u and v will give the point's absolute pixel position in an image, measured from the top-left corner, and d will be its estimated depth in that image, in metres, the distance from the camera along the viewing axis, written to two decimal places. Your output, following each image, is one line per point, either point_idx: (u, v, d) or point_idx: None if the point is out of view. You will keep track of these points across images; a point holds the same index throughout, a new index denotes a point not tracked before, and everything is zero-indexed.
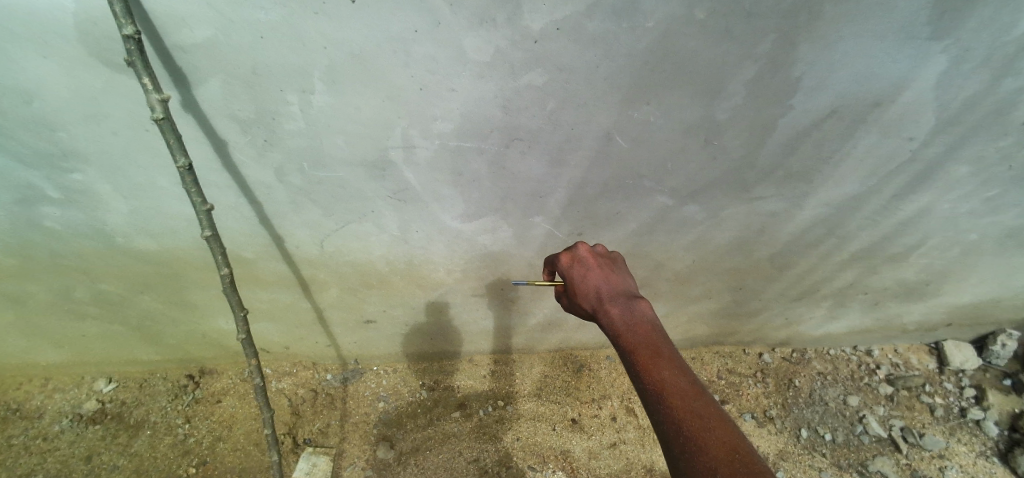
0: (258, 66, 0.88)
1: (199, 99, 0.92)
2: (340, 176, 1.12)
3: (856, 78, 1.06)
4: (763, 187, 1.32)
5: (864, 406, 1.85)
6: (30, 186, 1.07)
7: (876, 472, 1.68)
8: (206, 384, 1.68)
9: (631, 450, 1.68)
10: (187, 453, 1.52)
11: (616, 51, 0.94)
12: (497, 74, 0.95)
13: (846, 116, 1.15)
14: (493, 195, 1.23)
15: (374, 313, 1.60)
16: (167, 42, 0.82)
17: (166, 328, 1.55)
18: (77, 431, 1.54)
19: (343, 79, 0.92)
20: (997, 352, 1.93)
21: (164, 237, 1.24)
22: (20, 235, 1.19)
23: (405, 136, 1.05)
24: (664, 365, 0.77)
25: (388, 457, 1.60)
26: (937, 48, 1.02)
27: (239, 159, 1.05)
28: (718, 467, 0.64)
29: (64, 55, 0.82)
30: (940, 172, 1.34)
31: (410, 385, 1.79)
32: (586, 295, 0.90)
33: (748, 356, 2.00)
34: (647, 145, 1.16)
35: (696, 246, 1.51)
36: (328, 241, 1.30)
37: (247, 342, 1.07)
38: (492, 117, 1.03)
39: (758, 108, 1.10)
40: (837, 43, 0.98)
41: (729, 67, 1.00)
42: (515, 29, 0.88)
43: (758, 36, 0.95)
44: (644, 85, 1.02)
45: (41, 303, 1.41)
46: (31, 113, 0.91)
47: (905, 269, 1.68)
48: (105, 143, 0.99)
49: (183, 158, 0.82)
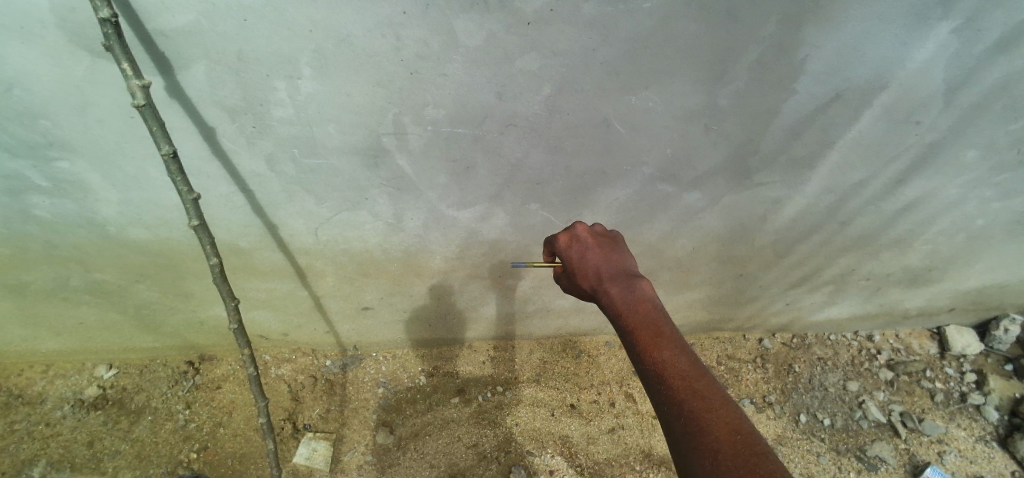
0: (244, 52, 0.84)
1: (184, 87, 0.89)
2: (333, 164, 1.09)
3: (863, 62, 1.03)
4: (766, 174, 1.29)
5: (864, 391, 1.84)
6: (17, 176, 1.04)
7: (874, 456, 1.68)
8: (205, 370, 1.70)
9: (630, 435, 1.69)
10: (187, 439, 1.54)
11: (615, 35, 0.91)
12: (492, 58, 0.92)
13: (852, 101, 1.11)
14: (488, 184, 1.21)
15: (373, 301, 1.59)
16: (148, 28, 0.79)
17: (165, 316, 1.55)
18: (79, 416, 1.56)
19: (332, 64, 0.89)
20: (999, 337, 1.91)
21: (157, 227, 1.22)
22: (11, 225, 1.18)
23: (397, 123, 1.02)
24: (665, 345, 0.75)
25: (388, 442, 1.62)
26: (949, 28, 0.98)
27: (228, 148, 1.02)
28: (721, 448, 0.62)
29: (44, 42, 0.79)
30: (946, 157, 1.31)
31: (409, 371, 1.79)
32: (586, 276, 0.88)
33: (749, 342, 1.99)
34: (646, 132, 1.12)
35: (696, 233, 1.48)
36: (323, 230, 1.28)
37: (240, 333, 1.07)
38: (487, 104, 1.00)
39: (762, 93, 1.07)
40: (845, 25, 0.94)
41: (732, 50, 0.96)
42: (511, 12, 0.84)
43: (761, 19, 0.91)
44: (643, 70, 0.98)
45: (38, 292, 1.41)
46: (12, 102, 0.88)
47: (909, 256, 1.65)
48: (91, 133, 0.97)
49: (167, 145, 0.80)
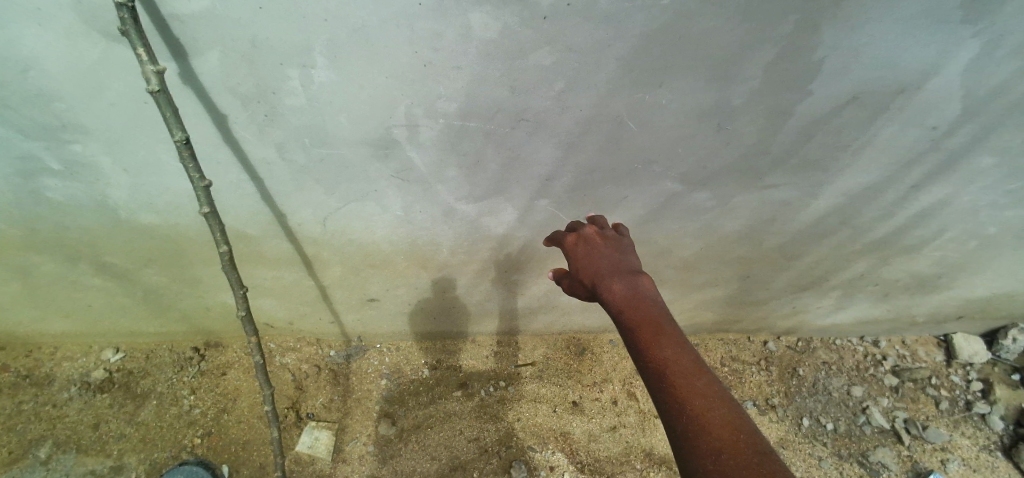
0: (257, 39, 0.84)
1: (197, 72, 0.89)
2: (343, 154, 1.09)
3: (880, 64, 1.01)
4: (776, 175, 1.28)
5: (868, 397, 1.84)
6: (30, 158, 1.05)
7: (876, 462, 1.69)
8: (210, 357, 1.71)
9: (632, 434, 1.70)
10: (193, 424, 1.57)
11: (630, 31, 0.90)
12: (505, 51, 0.91)
13: (867, 104, 1.10)
14: (497, 179, 1.20)
15: (377, 292, 1.59)
16: (164, 13, 0.79)
17: (172, 302, 1.56)
18: (85, 398, 1.58)
19: (345, 54, 0.88)
20: (1007, 346, 1.88)
21: (167, 212, 1.23)
22: (22, 206, 1.18)
23: (408, 115, 1.01)
24: (666, 342, 0.74)
25: (390, 433, 1.63)
26: (970, 32, 0.96)
27: (239, 135, 1.02)
28: (722, 448, 0.62)
29: (60, 25, 0.79)
30: (961, 163, 1.29)
31: (413, 363, 1.79)
32: (589, 271, 0.86)
33: (754, 344, 1.97)
34: (658, 129, 1.12)
35: (704, 233, 1.47)
36: (331, 220, 1.29)
37: (248, 320, 1.08)
38: (498, 97, 1.00)
39: (775, 93, 1.05)
40: (864, 26, 0.92)
41: (748, 49, 0.95)
42: (525, 6, 0.83)
43: (778, 18, 0.90)
44: (657, 67, 0.97)
45: (46, 274, 1.42)
46: (26, 85, 0.89)
47: (917, 261, 1.64)
48: (104, 117, 0.97)
49: (180, 132, 0.81)
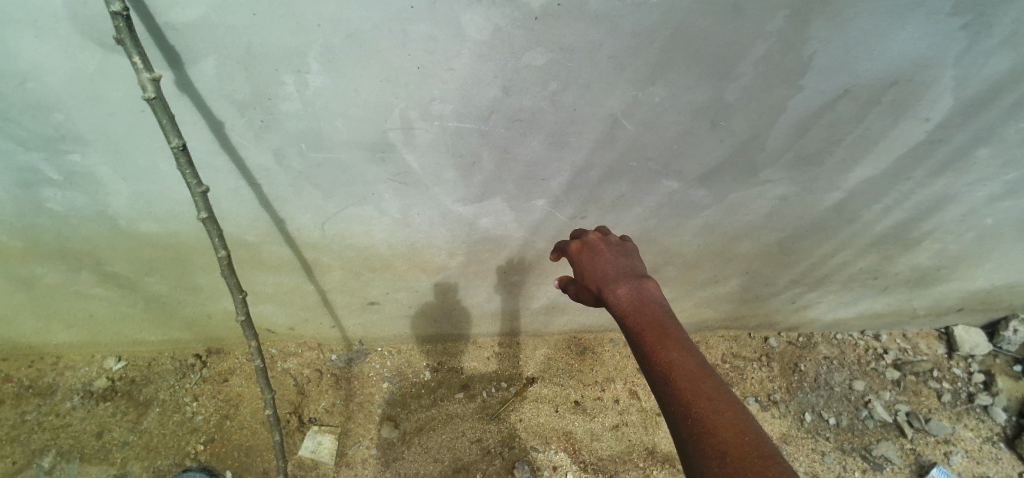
0: (252, 46, 0.85)
1: (193, 80, 0.89)
2: (340, 158, 1.09)
3: (871, 58, 1.01)
4: (772, 171, 1.28)
5: (870, 391, 1.84)
6: (30, 169, 1.06)
7: (879, 456, 1.69)
8: (213, 363, 1.71)
9: (634, 433, 1.70)
10: (195, 431, 1.57)
11: (622, 30, 0.91)
12: (498, 52, 0.92)
13: (860, 97, 1.10)
14: (494, 179, 1.21)
15: (378, 296, 1.60)
16: (158, 22, 0.79)
17: (173, 309, 1.57)
18: (88, 407, 1.58)
19: (340, 59, 0.89)
20: (1008, 337, 1.89)
21: (167, 220, 1.24)
22: (23, 216, 1.19)
23: (403, 118, 1.02)
24: (671, 345, 0.74)
25: (393, 436, 1.63)
26: (959, 24, 0.96)
27: (236, 142, 1.03)
28: (728, 450, 0.62)
29: (58, 36, 0.80)
30: (955, 154, 1.29)
31: (415, 366, 1.79)
32: (594, 277, 0.87)
33: (755, 340, 1.97)
34: (653, 127, 1.12)
35: (702, 231, 1.48)
36: (329, 224, 1.29)
37: (247, 325, 1.08)
38: (492, 98, 1.00)
39: (769, 89, 1.06)
40: (853, 20, 0.93)
41: (739, 46, 0.96)
42: (516, 7, 0.84)
43: (769, 14, 0.90)
44: (650, 65, 0.98)
45: (48, 284, 1.43)
46: (25, 96, 0.89)
47: (916, 254, 1.64)
48: (102, 126, 0.97)
49: (176, 139, 0.82)
